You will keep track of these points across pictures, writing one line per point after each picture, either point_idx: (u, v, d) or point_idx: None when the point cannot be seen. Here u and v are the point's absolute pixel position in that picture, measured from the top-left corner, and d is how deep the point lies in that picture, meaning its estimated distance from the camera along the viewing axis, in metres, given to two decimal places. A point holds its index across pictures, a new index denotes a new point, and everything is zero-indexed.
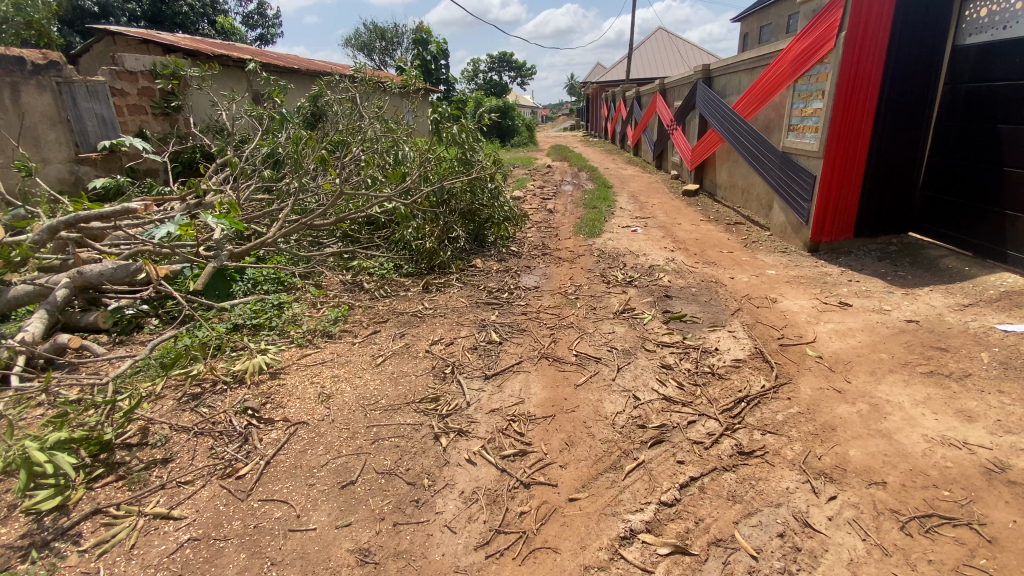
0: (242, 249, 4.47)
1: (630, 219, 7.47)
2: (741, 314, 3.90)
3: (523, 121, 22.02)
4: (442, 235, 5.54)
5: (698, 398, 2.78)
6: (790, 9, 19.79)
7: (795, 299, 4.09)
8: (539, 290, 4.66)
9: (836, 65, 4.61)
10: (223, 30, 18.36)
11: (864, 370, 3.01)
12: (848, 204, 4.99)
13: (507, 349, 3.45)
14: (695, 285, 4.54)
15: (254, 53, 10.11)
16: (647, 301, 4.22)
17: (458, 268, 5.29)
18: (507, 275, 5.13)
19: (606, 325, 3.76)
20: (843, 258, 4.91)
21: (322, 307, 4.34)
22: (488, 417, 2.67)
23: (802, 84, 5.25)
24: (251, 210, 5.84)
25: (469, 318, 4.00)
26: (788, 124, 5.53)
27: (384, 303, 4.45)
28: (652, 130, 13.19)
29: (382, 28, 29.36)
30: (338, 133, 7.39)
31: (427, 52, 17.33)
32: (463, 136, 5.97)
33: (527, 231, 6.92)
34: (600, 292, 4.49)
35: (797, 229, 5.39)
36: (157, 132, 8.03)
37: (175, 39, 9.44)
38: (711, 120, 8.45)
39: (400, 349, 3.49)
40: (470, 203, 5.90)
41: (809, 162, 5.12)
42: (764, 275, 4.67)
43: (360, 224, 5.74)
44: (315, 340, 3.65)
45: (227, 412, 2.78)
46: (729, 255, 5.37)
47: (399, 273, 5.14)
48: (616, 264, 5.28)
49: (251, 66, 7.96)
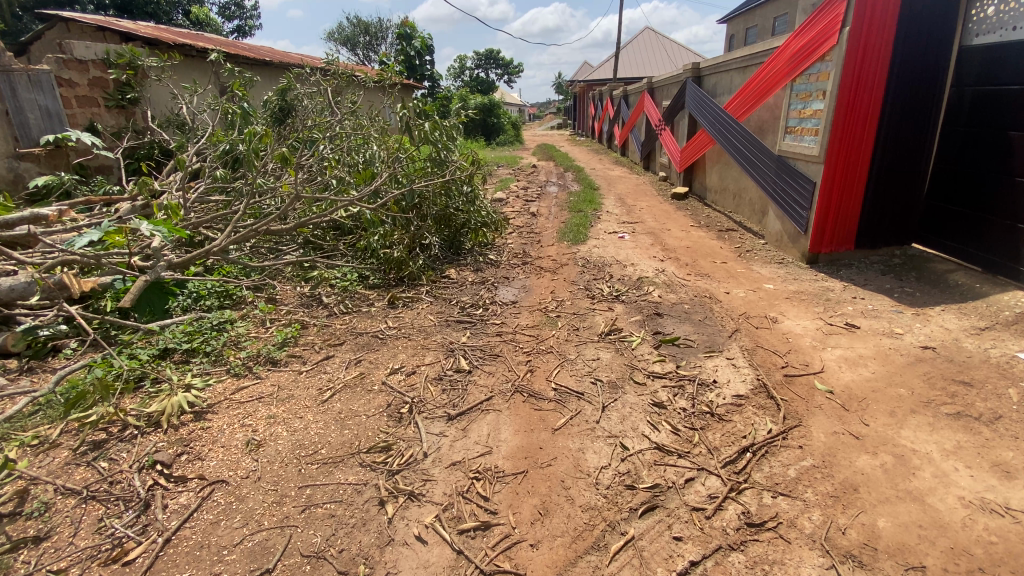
0: (183, 260, 3.97)
1: (617, 224, 7.06)
2: (740, 337, 3.50)
3: (508, 119, 21.60)
4: (412, 243, 5.07)
5: (697, 447, 2.37)
6: (776, 11, 19.60)
7: (797, 319, 3.71)
8: (517, 306, 4.23)
9: (839, 62, 4.21)
10: (198, 20, 17.67)
11: (882, 411, 2.62)
12: (849, 214, 4.60)
13: (477, 380, 3.00)
14: (688, 301, 4.15)
15: (221, 44, 9.53)
16: (635, 320, 3.81)
17: (430, 279, 4.82)
18: (483, 288, 4.70)
19: (590, 350, 3.33)
20: (845, 272, 4.54)
21: (271, 327, 3.86)
22: (447, 473, 2.24)
23: (800, 83, 4.86)
24: (201, 213, 5.32)
25: (435, 341, 3.55)
26: (784, 126, 5.16)
27: (342, 321, 3.97)
28: (639, 129, 12.84)
29: (365, 23, 28.72)
30: (306, 130, 6.87)
31: (410, 47, 16.80)
32: (437, 133, 5.41)
33: (507, 236, 6.48)
34: (584, 309, 4.07)
35: (794, 239, 5.02)
36: (111, 126, 7.43)
37: (135, 27, 8.84)
38: (701, 121, 8.08)
39: (354, 380, 3.03)
40: (444, 207, 5.42)
41: (807, 168, 4.74)
42: (761, 290, 4.29)
43: (325, 229, 5.25)
44: (257, 370, 3.19)
45: (130, 468, 2.35)
46: (723, 266, 4.99)
47: (364, 284, 4.68)
48: (603, 276, 4.87)
49: (213, 56, 7.43)
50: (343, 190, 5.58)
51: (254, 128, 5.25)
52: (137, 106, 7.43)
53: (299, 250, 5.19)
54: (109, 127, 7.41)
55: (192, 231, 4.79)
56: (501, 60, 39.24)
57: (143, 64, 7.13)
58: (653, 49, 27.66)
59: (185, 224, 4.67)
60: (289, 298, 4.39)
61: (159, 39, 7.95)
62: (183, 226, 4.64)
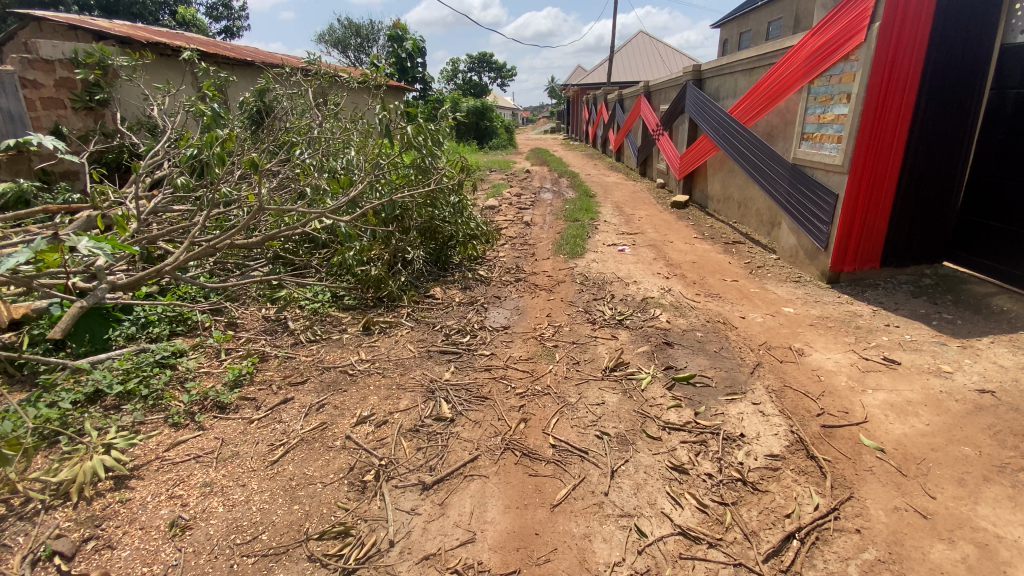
0: (129, 282, 3.46)
1: (617, 235, 6.61)
2: (763, 375, 3.06)
3: (501, 123, 21.18)
4: (392, 259, 4.59)
5: (731, 531, 1.92)
6: (770, 15, 19.31)
7: (827, 351, 3.27)
8: (509, 332, 3.75)
9: (867, 62, 3.80)
10: (184, 20, 17.12)
11: (948, 480, 2.20)
12: (876, 229, 4.18)
13: (460, 433, 2.52)
14: (701, 327, 3.70)
15: (196, 42, 8.99)
16: (643, 352, 3.35)
17: (412, 299, 4.32)
18: (472, 309, 4.22)
19: (592, 391, 2.86)
20: (871, 294, 4.11)
21: (224, 360, 3.37)
22: (417, 572, 1.78)
23: (819, 86, 4.45)
24: (161, 224, 4.84)
25: (412, 379, 3.06)
26: (800, 132, 4.74)
27: (308, 352, 3.48)
28: (636, 134, 12.42)
29: (357, 24, 28.23)
30: (282, 135, 6.38)
31: (402, 49, 16.30)
32: (421, 138, 4.91)
33: (499, 248, 6.01)
34: (584, 336, 3.59)
35: (812, 256, 4.59)
36: (77, 129, 6.78)
37: (106, 25, 8.35)
38: (702, 125, 7.65)
39: (313, 434, 2.57)
40: (429, 218, 4.94)
41: (828, 178, 4.31)
42: (781, 315, 3.85)
43: (297, 241, 4.77)
44: (200, 418, 2.71)
45: (19, 561, 1.87)
46: (735, 285, 4.55)
47: (338, 305, 4.21)
48: (604, 295, 4.42)
49: (185, 54, 6.97)
50: (319, 200, 5.09)
51: (218, 132, 4.76)
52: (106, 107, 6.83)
53: (267, 266, 4.71)
54: (75, 131, 6.76)
55: (146, 246, 4.31)
56: (494, 63, 38.92)
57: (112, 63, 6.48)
58: (647, 53, 27.38)
59: (135, 238, 4.15)
60: (251, 325, 3.90)
61: (130, 38, 7.46)
62: (136, 240, 4.16)
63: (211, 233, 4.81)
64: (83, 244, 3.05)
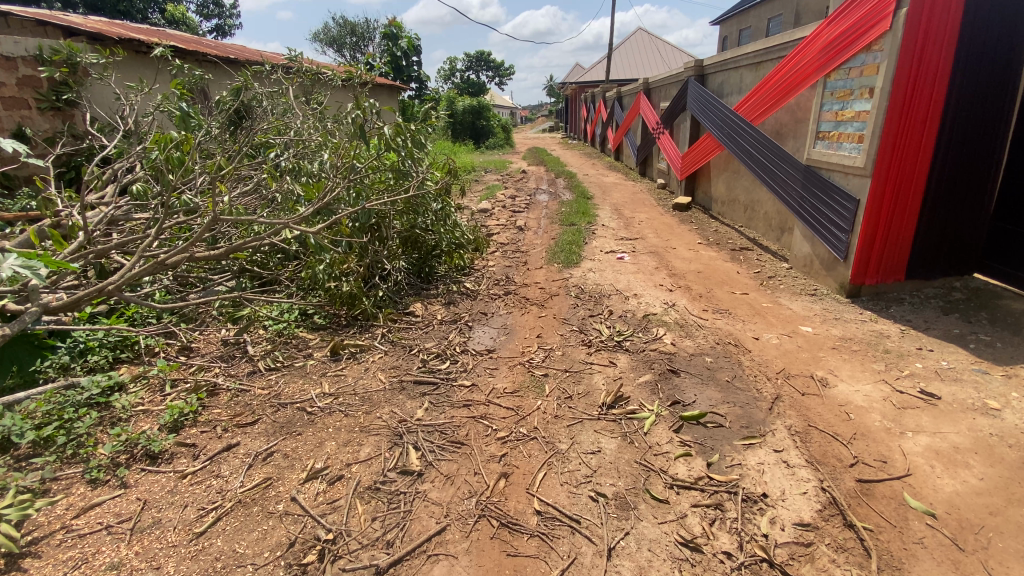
0: (65, 304, 3.07)
1: (615, 241, 6.20)
2: (783, 412, 2.65)
3: (499, 121, 20.78)
4: (368, 273, 4.19)
5: None
6: (770, 11, 18.88)
7: (854, 382, 2.87)
8: (494, 356, 3.33)
9: (893, 52, 3.38)
10: (173, 18, 16.74)
11: (1011, 556, 1.80)
12: (900, 238, 3.76)
13: (428, 494, 2.13)
14: (710, 351, 3.29)
15: (174, 39, 8.57)
16: (645, 383, 2.93)
17: (388, 317, 3.91)
18: (455, 328, 3.82)
19: (586, 435, 2.45)
20: (896, 310, 3.71)
21: (167, 395, 2.98)
22: None
23: (836, 79, 4.03)
24: (116, 236, 4.44)
25: (378, 418, 2.65)
26: (814, 130, 4.33)
27: (265, 385, 3.08)
28: (635, 133, 12.01)
29: (352, 23, 27.84)
30: (258, 136, 5.95)
31: (397, 47, 15.97)
32: (401, 139, 4.41)
33: (489, 256, 5.61)
34: (578, 363, 3.17)
35: (828, 266, 4.18)
36: (43, 131, 6.28)
37: (79, 21, 7.95)
38: (705, 123, 7.23)
39: (252, 495, 2.18)
40: (410, 227, 4.54)
41: (848, 181, 3.90)
42: (799, 335, 3.44)
43: (266, 252, 4.37)
44: (123, 473, 2.34)
45: None
46: (745, 299, 4.15)
47: (306, 325, 3.81)
48: (601, 312, 4.01)
49: (158, 50, 6.57)
50: (291, 207, 4.67)
51: (171, 134, 4.36)
52: (74, 108, 6.40)
53: (232, 280, 4.32)
54: (40, 132, 6.27)
55: (93, 261, 3.92)
56: (492, 62, 38.84)
57: (82, 60, 6.08)
58: (645, 50, 26.94)
59: (81, 253, 3.76)
60: (207, 351, 3.51)
61: (102, 34, 7.07)
62: (81, 255, 3.77)
63: (171, 244, 4.42)
64: (9, 262, 2.58)
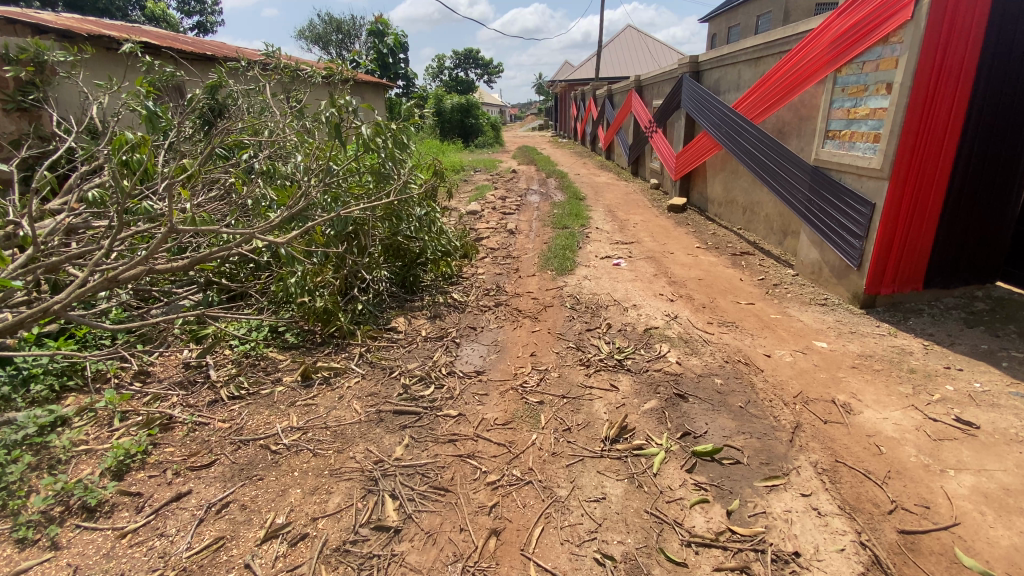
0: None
1: (611, 245, 5.92)
2: (808, 445, 2.39)
3: (487, 120, 20.44)
4: (346, 285, 3.87)
5: None
6: (759, 9, 18.71)
7: (881, 409, 2.62)
8: (484, 380, 3.02)
9: (914, 45, 3.13)
10: (153, 15, 16.22)
11: None
12: (920, 245, 3.52)
13: (406, 558, 1.83)
14: (720, 371, 3.01)
15: (148, 34, 8.17)
16: (651, 411, 2.64)
17: (367, 334, 3.60)
18: (440, 345, 3.52)
19: (588, 478, 2.16)
20: (915, 322, 3.46)
21: (115, 431, 2.63)
22: None
23: (848, 75, 3.78)
24: (71, 247, 4.08)
25: (351, 458, 2.35)
26: (823, 129, 4.07)
27: (227, 417, 2.76)
28: (626, 131, 11.74)
29: (337, 20, 27.32)
30: (231, 136, 5.58)
31: (384, 45, 15.61)
32: (380, 140, 4.05)
33: (477, 263, 5.30)
34: (576, 387, 2.86)
35: (839, 274, 3.93)
36: (7, 133, 5.89)
37: (45, 16, 7.51)
38: (701, 120, 6.97)
39: (200, 561, 1.86)
40: (391, 234, 4.22)
41: (861, 184, 3.65)
42: (813, 351, 3.18)
43: (234, 263, 4.04)
44: (54, 532, 2.00)
45: None
46: (751, 310, 3.88)
47: (278, 344, 3.49)
48: (598, 325, 3.72)
49: (126, 46, 6.19)
50: (263, 212, 4.31)
51: (127, 136, 3.98)
52: (42, 108, 6.03)
53: (198, 294, 3.98)
54: (4, 134, 5.87)
55: (43, 276, 3.55)
56: (480, 60, 38.55)
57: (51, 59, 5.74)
58: (634, 47, 26.71)
59: (26, 268, 3.40)
60: (166, 376, 3.18)
61: (69, 31, 6.69)
62: (25, 270, 3.40)
63: (131, 255, 4.07)
64: None
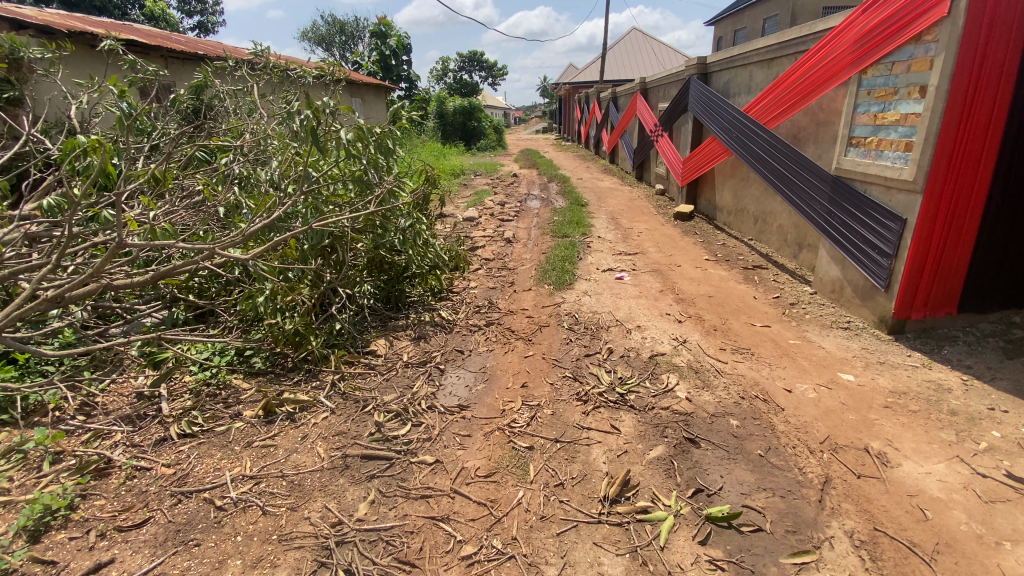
0: None
1: (613, 257, 5.57)
2: (841, 508, 2.03)
3: (490, 122, 20.13)
4: (321, 304, 3.55)
5: None
6: (766, 12, 18.33)
7: (922, 460, 2.27)
8: (467, 418, 2.67)
9: (953, 44, 2.78)
10: (153, 15, 16.02)
11: None
12: (956, 265, 3.15)
13: None
14: (735, 409, 2.66)
15: (137, 33, 7.89)
16: (657, 460, 2.29)
17: (342, 359, 3.26)
18: (422, 372, 3.18)
19: (582, 552, 1.82)
20: (950, 351, 3.10)
21: (42, 478, 2.29)
22: None
23: (875, 77, 3.43)
24: (26, 257, 3.76)
25: (306, 521, 2.01)
26: (845, 135, 3.72)
27: (173, 461, 2.43)
28: (630, 135, 11.40)
29: (341, 21, 27.15)
30: (213, 138, 5.27)
31: (385, 47, 15.37)
32: (363, 146, 3.70)
33: (470, 276, 4.96)
34: (571, 429, 2.51)
35: (863, 295, 3.57)
36: None
37: (29, 13, 7.25)
38: (709, 124, 6.61)
39: None
40: (374, 247, 3.89)
41: (890, 197, 3.29)
42: (839, 386, 2.83)
43: (203, 277, 3.71)
44: None
45: None
46: (766, 333, 3.53)
47: (243, 370, 3.16)
48: (598, 351, 3.37)
49: (107, 43, 5.89)
50: (236, 221, 3.97)
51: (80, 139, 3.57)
52: (17, 108, 5.74)
53: (164, 311, 3.67)
54: None
55: None
56: (483, 63, 38.42)
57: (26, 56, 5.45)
58: (639, 50, 26.38)
59: None
60: (113, 409, 2.85)
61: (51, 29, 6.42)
62: None
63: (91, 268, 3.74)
64: None
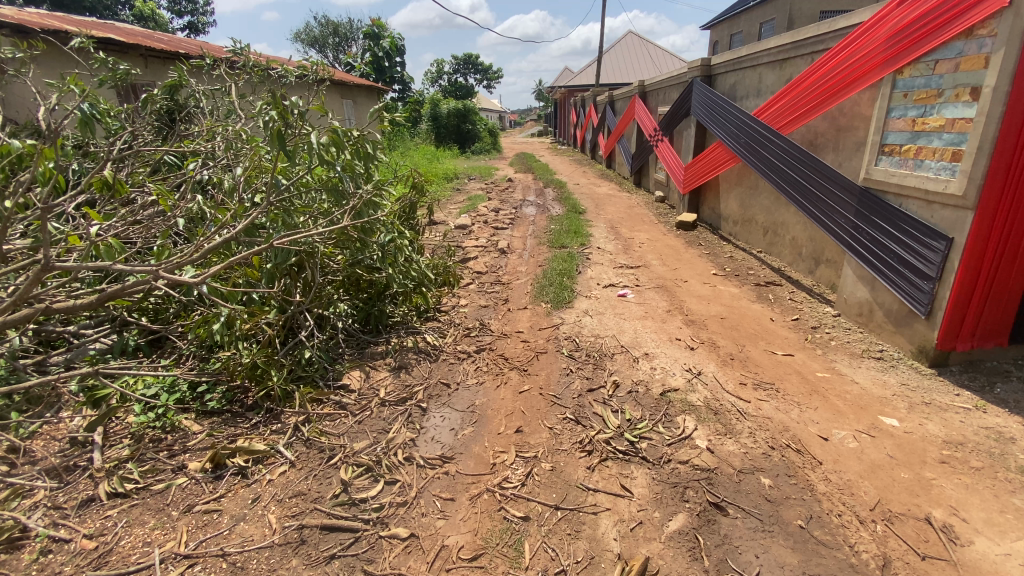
0: None
1: (614, 270, 5.18)
2: None
3: (486, 126, 19.74)
4: (287, 330, 3.14)
5: None
6: (762, 16, 18.07)
7: (998, 536, 1.88)
8: (451, 474, 2.27)
9: (1014, 39, 2.41)
10: (143, 14, 15.56)
11: None
12: (1009, 291, 2.78)
13: None
14: (766, 462, 2.27)
15: (116, 31, 7.52)
16: (679, 535, 1.90)
17: (308, 395, 2.86)
18: (401, 412, 2.77)
19: None
20: (1002, 389, 2.73)
21: None
22: None
23: (913, 77, 3.07)
24: None
25: None
26: (876, 142, 3.36)
27: (98, 531, 2.00)
28: (628, 139, 11.06)
29: (335, 23, 26.74)
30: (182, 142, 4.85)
31: (378, 48, 14.98)
32: (337, 152, 3.30)
33: (459, 292, 4.55)
34: (574, 491, 2.12)
35: (897, 320, 3.20)
36: None
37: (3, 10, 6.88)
38: (715, 129, 6.26)
39: None
40: (350, 264, 3.48)
41: (931, 213, 2.92)
42: (884, 432, 2.44)
43: (159, 298, 3.36)
44: None
45: None
46: (789, 364, 3.15)
47: (194, 408, 2.74)
48: (603, 385, 2.97)
49: (76, 40, 5.49)
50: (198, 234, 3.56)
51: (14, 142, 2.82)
52: None
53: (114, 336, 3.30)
54: None
55: None
56: (478, 66, 38.17)
57: None
58: (636, 53, 26.12)
59: None
60: (40, 458, 2.42)
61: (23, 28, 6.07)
62: None
63: None
64: None
